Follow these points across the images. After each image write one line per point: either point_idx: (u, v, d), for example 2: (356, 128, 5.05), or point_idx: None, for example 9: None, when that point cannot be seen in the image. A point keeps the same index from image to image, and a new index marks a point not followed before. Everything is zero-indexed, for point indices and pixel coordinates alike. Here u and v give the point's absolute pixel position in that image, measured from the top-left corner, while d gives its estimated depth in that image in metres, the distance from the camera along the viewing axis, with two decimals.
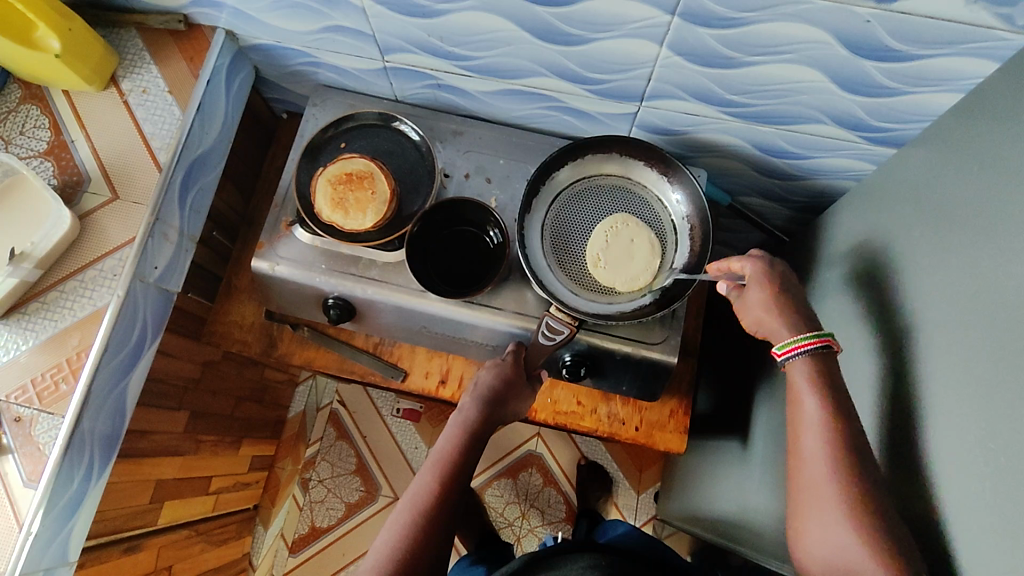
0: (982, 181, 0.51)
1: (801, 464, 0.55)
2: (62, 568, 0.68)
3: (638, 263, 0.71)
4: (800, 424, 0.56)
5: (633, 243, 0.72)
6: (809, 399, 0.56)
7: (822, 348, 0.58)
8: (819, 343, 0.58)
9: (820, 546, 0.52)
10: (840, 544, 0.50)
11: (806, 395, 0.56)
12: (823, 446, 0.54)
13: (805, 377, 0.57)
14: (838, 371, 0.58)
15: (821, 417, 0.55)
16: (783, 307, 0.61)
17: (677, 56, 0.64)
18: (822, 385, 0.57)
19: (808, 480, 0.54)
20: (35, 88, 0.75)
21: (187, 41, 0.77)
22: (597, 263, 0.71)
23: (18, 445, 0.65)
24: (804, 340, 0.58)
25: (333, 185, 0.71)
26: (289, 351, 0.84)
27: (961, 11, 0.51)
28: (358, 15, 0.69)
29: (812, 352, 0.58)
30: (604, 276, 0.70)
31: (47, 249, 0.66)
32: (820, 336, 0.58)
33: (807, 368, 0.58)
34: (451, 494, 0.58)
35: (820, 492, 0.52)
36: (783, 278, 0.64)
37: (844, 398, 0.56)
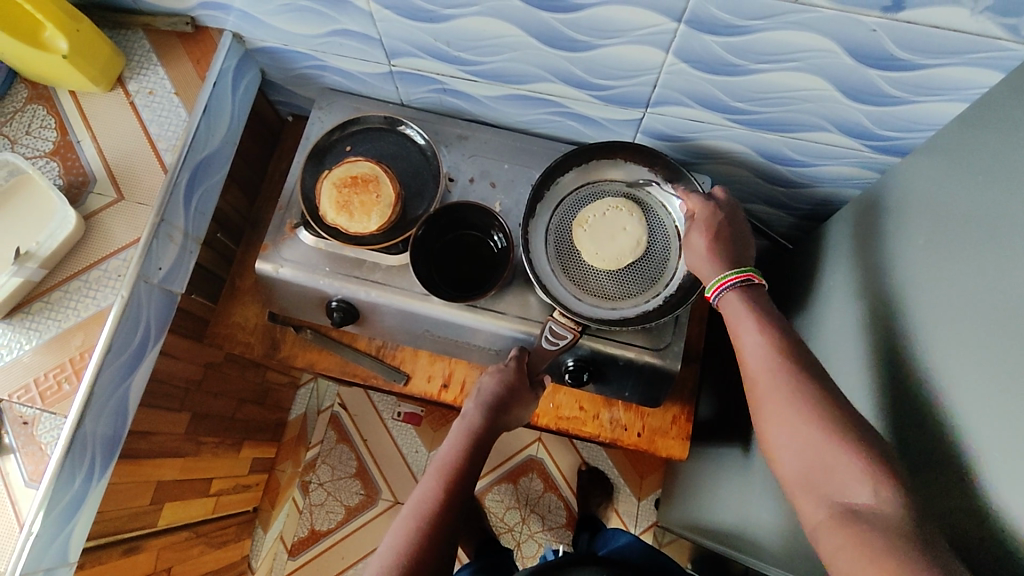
0: (987, 189, 0.51)
1: (754, 383, 0.55)
2: (62, 569, 0.68)
3: (616, 247, 0.71)
4: (741, 345, 0.57)
5: (624, 231, 0.72)
6: (742, 320, 0.57)
7: (746, 283, 0.60)
8: (740, 278, 0.60)
9: (789, 454, 0.51)
10: (804, 442, 0.49)
11: (741, 319, 0.58)
12: (767, 358, 0.54)
13: (741, 307, 0.58)
14: (770, 302, 0.59)
15: (758, 332, 0.56)
16: (717, 250, 0.63)
17: (683, 63, 0.64)
18: (757, 306, 0.58)
19: (762, 392, 0.54)
20: (42, 88, 0.75)
21: (194, 43, 0.77)
22: (583, 223, 0.72)
23: (21, 445, 0.65)
24: (728, 277, 0.61)
25: (337, 188, 0.71)
26: (291, 353, 0.84)
27: (967, 21, 0.51)
28: (366, 19, 0.69)
29: (736, 286, 0.60)
30: (581, 237, 0.72)
31: (52, 248, 0.66)
32: (743, 272, 0.61)
33: (740, 298, 0.59)
34: (455, 500, 0.58)
35: (776, 400, 0.52)
36: (724, 223, 0.65)
37: (778, 315, 0.58)
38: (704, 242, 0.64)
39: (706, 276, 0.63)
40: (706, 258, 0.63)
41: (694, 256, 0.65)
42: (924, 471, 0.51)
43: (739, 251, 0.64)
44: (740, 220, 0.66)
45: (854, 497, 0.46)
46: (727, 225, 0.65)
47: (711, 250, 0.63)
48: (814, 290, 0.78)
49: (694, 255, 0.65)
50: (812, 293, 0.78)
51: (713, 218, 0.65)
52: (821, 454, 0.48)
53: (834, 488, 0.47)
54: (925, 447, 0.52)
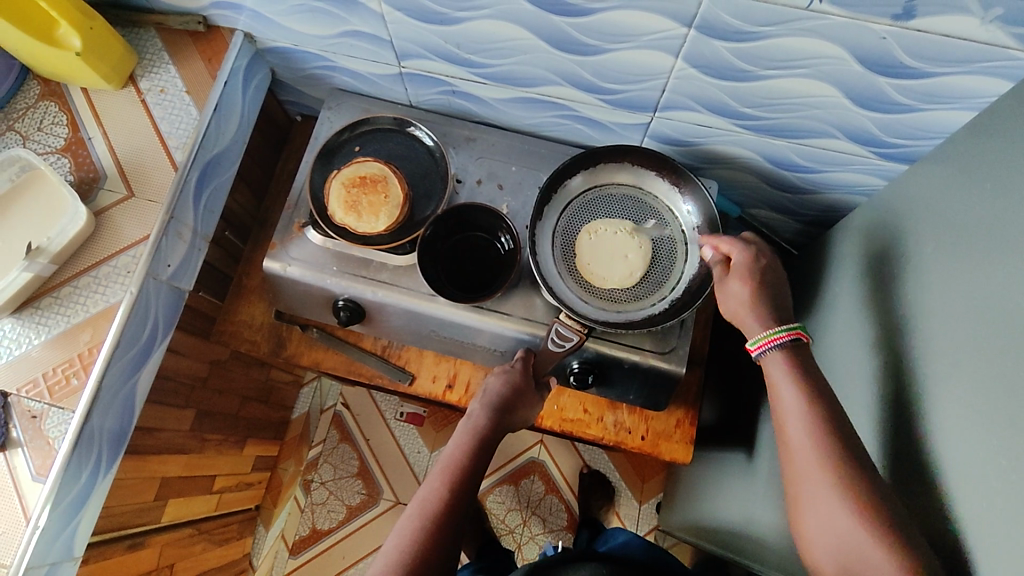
0: (994, 197, 0.51)
1: (791, 453, 0.55)
2: (67, 564, 0.68)
3: (614, 263, 0.71)
4: (782, 413, 0.56)
5: (624, 260, 0.71)
6: (787, 388, 0.56)
7: (796, 341, 0.59)
8: (792, 335, 0.59)
9: (822, 531, 0.51)
10: (840, 527, 0.50)
11: (784, 387, 0.56)
12: (807, 425, 0.54)
13: (782, 367, 0.58)
14: (814, 363, 0.58)
15: (803, 405, 0.55)
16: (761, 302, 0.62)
17: (692, 68, 0.64)
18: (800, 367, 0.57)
19: (799, 465, 0.53)
20: (54, 85, 0.76)
21: (206, 42, 0.77)
22: (592, 232, 0.73)
23: (29, 438, 0.65)
24: (779, 333, 0.59)
25: (346, 187, 0.72)
26: (296, 352, 0.84)
27: (977, 30, 0.51)
28: (377, 21, 0.70)
29: (787, 344, 0.58)
30: (583, 245, 0.72)
31: (63, 244, 0.67)
32: (793, 329, 0.59)
33: (783, 358, 0.58)
34: (461, 501, 0.59)
35: (815, 477, 0.52)
36: (766, 275, 0.64)
37: (824, 385, 0.56)
38: (747, 289, 0.62)
39: (747, 326, 0.62)
40: (749, 306, 0.62)
41: (732, 303, 0.63)
42: (927, 475, 0.52)
43: (780, 299, 0.63)
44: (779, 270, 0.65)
45: None
46: (768, 273, 0.64)
47: (755, 299, 0.62)
48: (819, 296, 0.78)
49: (733, 302, 0.63)
50: (817, 299, 0.78)
51: (755, 264, 0.64)
52: (858, 543, 0.49)
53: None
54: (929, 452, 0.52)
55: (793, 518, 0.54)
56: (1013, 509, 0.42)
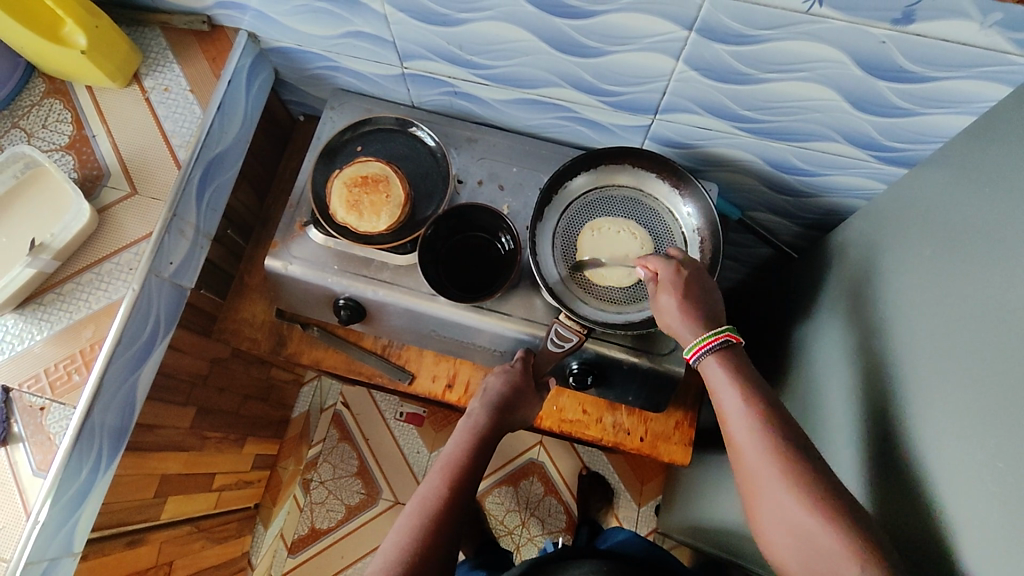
0: (993, 201, 0.51)
1: (738, 452, 0.55)
2: (67, 559, 0.68)
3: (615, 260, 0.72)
4: (724, 413, 0.57)
5: (625, 257, 0.73)
6: (725, 389, 0.57)
7: (725, 344, 0.60)
8: (721, 339, 0.60)
9: (778, 529, 0.51)
10: (795, 521, 0.50)
11: (723, 386, 0.57)
12: (748, 421, 0.55)
13: (719, 368, 0.59)
14: (748, 361, 0.60)
15: (742, 404, 0.56)
16: (691, 310, 0.62)
17: (692, 71, 0.65)
18: (737, 366, 0.58)
19: (748, 465, 0.54)
20: (59, 83, 0.76)
21: (210, 41, 0.78)
22: (599, 227, 0.74)
23: (30, 434, 0.65)
24: (708, 339, 0.60)
25: (348, 187, 0.72)
26: (297, 350, 0.84)
27: (976, 35, 0.52)
28: (380, 21, 0.70)
29: (717, 349, 0.59)
30: (584, 243, 0.73)
31: (66, 240, 0.67)
32: (722, 332, 0.60)
33: (717, 360, 0.59)
34: (460, 499, 0.59)
35: (764, 475, 0.52)
36: (692, 281, 0.63)
37: (759, 381, 0.58)
38: (676, 302, 0.62)
39: (684, 338, 0.62)
40: (682, 318, 0.62)
41: (667, 317, 0.63)
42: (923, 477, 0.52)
43: (712, 308, 0.63)
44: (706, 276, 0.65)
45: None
46: (694, 281, 0.64)
47: (686, 310, 0.62)
48: (818, 299, 0.78)
49: (666, 315, 0.63)
50: (816, 302, 0.79)
51: (678, 276, 0.63)
52: (813, 535, 0.49)
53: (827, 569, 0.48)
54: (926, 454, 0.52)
55: (752, 519, 0.54)
56: (1008, 511, 0.42)
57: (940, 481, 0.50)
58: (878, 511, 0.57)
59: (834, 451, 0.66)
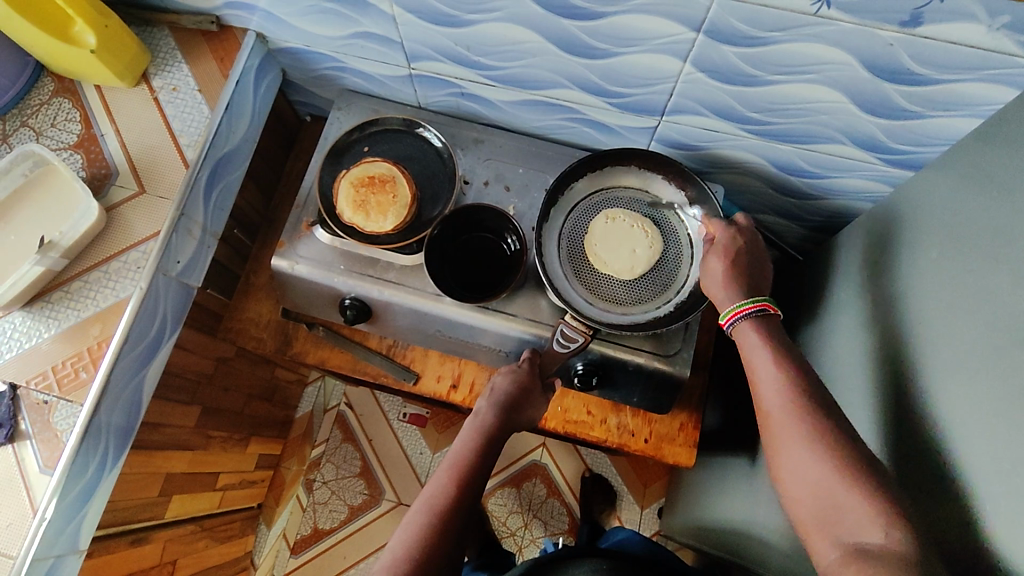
0: (1001, 204, 0.51)
1: (767, 413, 0.55)
2: (73, 556, 0.68)
3: (624, 252, 0.72)
4: (757, 378, 0.57)
5: (632, 255, 0.72)
6: (760, 353, 0.58)
7: (763, 312, 0.61)
8: (758, 308, 0.61)
9: (798, 484, 0.51)
10: (816, 477, 0.50)
11: (758, 351, 0.58)
12: (779, 383, 0.55)
13: (755, 334, 0.59)
14: (782, 332, 0.60)
15: (774, 368, 0.56)
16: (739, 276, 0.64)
17: (699, 72, 0.65)
18: (773, 335, 0.59)
19: (774, 425, 0.54)
20: (67, 82, 0.77)
21: (218, 42, 0.78)
22: (617, 216, 0.74)
23: (36, 431, 0.66)
24: (746, 305, 0.61)
25: (355, 187, 0.72)
26: (303, 349, 0.85)
27: (984, 37, 0.52)
28: (388, 22, 0.70)
29: (752, 316, 0.60)
30: (590, 240, 0.73)
31: (75, 238, 0.68)
32: (760, 302, 0.61)
33: (754, 326, 0.60)
34: (467, 498, 0.59)
35: (789, 434, 0.53)
36: (745, 251, 0.66)
37: (792, 350, 0.58)
38: (722, 265, 0.65)
39: (720, 301, 0.64)
40: (724, 282, 0.64)
41: (711, 281, 0.65)
42: (933, 479, 0.51)
43: (756, 279, 0.64)
44: (761, 250, 0.67)
45: (862, 533, 0.46)
46: (746, 252, 0.66)
47: (730, 276, 0.64)
48: (824, 301, 0.78)
49: (712, 281, 0.65)
50: (822, 305, 0.79)
51: (733, 244, 0.66)
52: (834, 493, 0.48)
53: (844, 527, 0.47)
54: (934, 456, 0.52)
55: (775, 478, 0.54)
56: (1014, 513, 0.42)
57: (947, 485, 0.49)
58: None
59: None
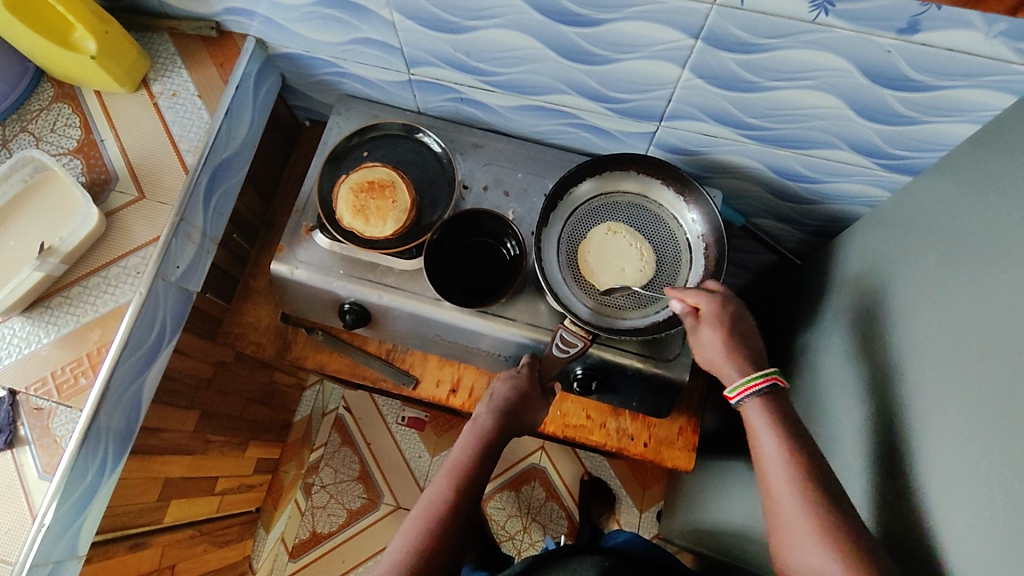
0: (998, 210, 0.51)
1: (773, 500, 0.56)
2: (71, 562, 0.68)
3: (617, 262, 0.73)
4: (763, 460, 0.58)
5: (621, 273, 0.72)
6: (766, 437, 0.58)
7: (771, 386, 0.60)
8: (767, 382, 0.60)
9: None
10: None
11: (764, 432, 0.58)
12: (786, 474, 0.56)
13: (761, 416, 0.59)
14: (789, 405, 0.60)
15: (781, 455, 0.57)
16: (737, 351, 0.63)
17: (698, 79, 0.65)
18: (780, 415, 0.59)
19: (782, 517, 0.55)
20: (67, 87, 0.77)
21: (218, 47, 0.78)
22: (622, 230, 0.74)
23: (36, 437, 0.65)
24: (753, 382, 0.60)
25: (354, 192, 0.73)
26: (302, 354, 0.85)
27: (981, 45, 0.52)
28: (387, 28, 0.71)
29: (761, 392, 0.60)
30: (587, 249, 0.73)
31: (74, 245, 0.68)
32: (767, 375, 0.61)
33: (760, 406, 0.60)
34: (466, 505, 0.59)
35: (800, 535, 0.53)
36: (735, 319, 0.64)
37: (799, 429, 0.59)
38: (720, 336, 0.63)
39: (726, 368, 0.63)
40: (725, 354, 0.63)
41: (709, 352, 0.64)
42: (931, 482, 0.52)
43: (753, 349, 0.64)
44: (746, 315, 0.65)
45: None
46: (737, 319, 0.64)
47: (729, 346, 0.63)
48: (821, 305, 0.78)
49: (709, 351, 0.64)
50: (819, 309, 0.79)
51: (724, 311, 0.64)
52: None
53: None
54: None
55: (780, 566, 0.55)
56: (1010, 517, 0.43)
57: (942, 489, 0.50)
58: (882, 515, 0.57)
59: (837, 458, 0.67)
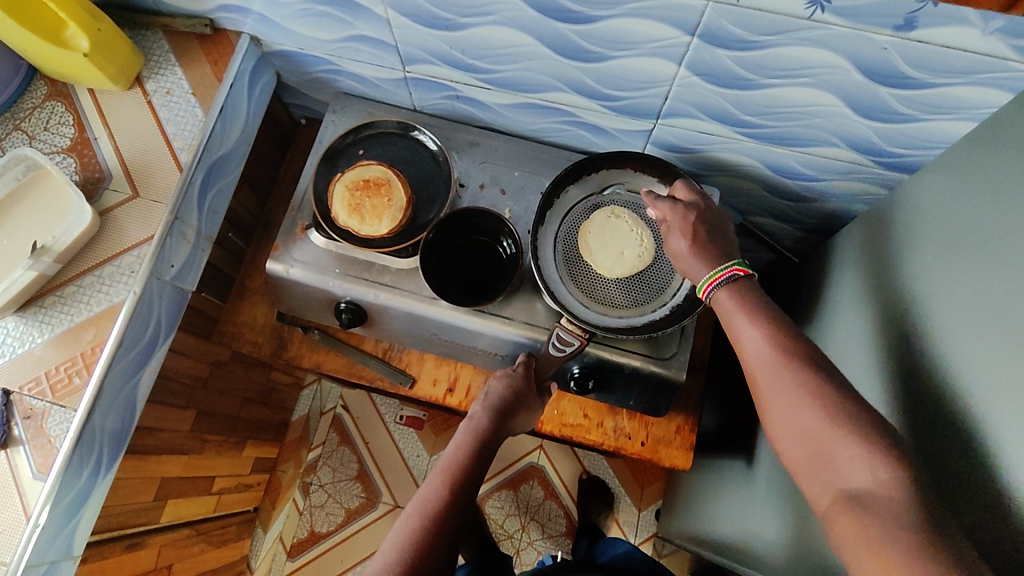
0: (999, 210, 0.51)
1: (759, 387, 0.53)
2: (67, 562, 0.68)
3: (616, 245, 0.72)
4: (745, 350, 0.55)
5: (620, 256, 0.72)
6: (742, 323, 0.56)
7: (734, 277, 0.59)
8: (729, 274, 0.59)
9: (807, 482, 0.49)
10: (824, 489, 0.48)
11: (740, 321, 0.56)
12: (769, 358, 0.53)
13: (733, 305, 0.57)
14: (761, 291, 0.58)
15: (759, 339, 0.54)
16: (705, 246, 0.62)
17: (695, 76, 0.65)
18: (752, 301, 0.57)
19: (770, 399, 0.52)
20: (61, 85, 0.76)
21: (212, 44, 0.78)
22: (625, 213, 0.74)
23: (30, 437, 0.65)
24: (716, 276, 0.60)
25: (350, 190, 0.72)
26: (298, 353, 0.85)
27: (978, 42, 0.52)
28: (382, 26, 0.70)
29: (726, 284, 0.59)
30: (589, 231, 0.73)
31: (68, 243, 0.67)
32: (730, 267, 0.60)
33: (729, 295, 0.58)
34: (460, 503, 0.59)
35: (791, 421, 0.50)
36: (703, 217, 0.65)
37: (774, 311, 0.56)
38: (687, 234, 0.63)
39: (696, 273, 0.62)
40: (691, 253, 0.62)
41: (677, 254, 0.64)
42: (940, 480, 0.51)
43: (726, 248, 0.63)
44: (719, 213, 0.65)
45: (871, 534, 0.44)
46: (706, 218, 0.65)
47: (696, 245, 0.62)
48: (821, 304, 0.78)
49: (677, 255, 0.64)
50: (818, 307, 0.79)
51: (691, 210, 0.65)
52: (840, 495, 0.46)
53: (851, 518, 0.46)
54: (941, 458, 0.52)
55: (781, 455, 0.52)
56: None
57: None
58: None
59: None
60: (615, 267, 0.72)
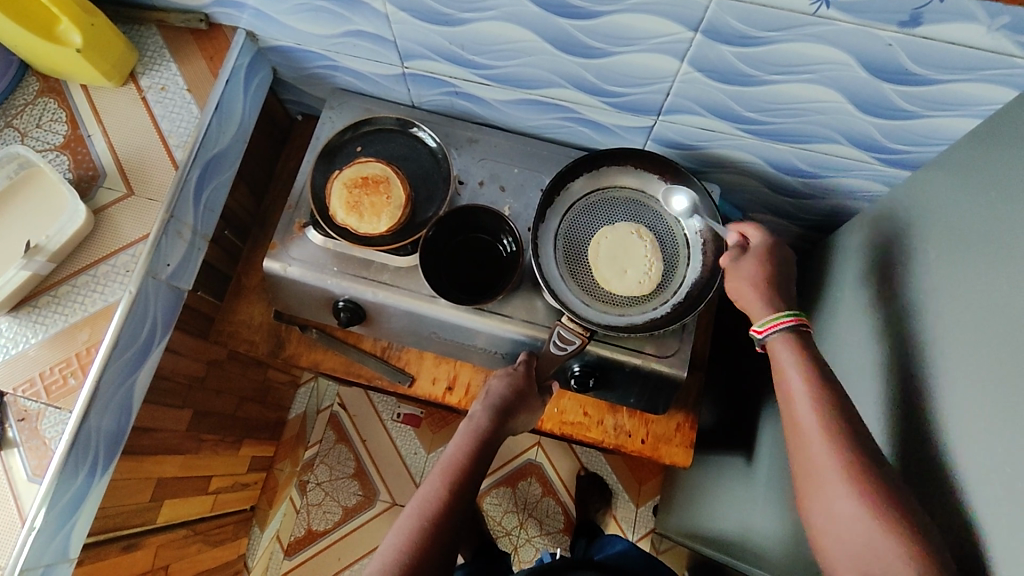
0: (1002, 206, 0.51)
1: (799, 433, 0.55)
2: (62, 565, 0.67)
3: (623, 263, 0.72)
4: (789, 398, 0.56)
5: (622, 274, 0.71)
6: (793, 373, 0.57)
7: (796, 327, 0.60)
8: (792, 322, 0.60)
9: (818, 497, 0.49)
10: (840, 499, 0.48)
11: (790, 368, 0.57)
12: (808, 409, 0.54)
13: (787, 356, 0.58)
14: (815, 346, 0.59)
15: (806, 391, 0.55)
16: (768, 289, 0.64)
17: (698, 72, 0.64)
18: (805, 354, 0.58)
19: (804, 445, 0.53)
20: (53, 81, 0.75)
21: (207, 40, 0.77)
22: (648, 237, 0.73)
23: (25, 438, 0.64)
24: (781, 319, 0.61)
25: (348, 188, 0.72)
26: (295, 352, 0.84)
27: (983, 38, 0.52)
28: (380, 20, 0.69)
29: (787, 330, 0.60)
30: (599, 244, 0.72)
31: (61, 242, 0.66)
32: (794, 316, 0.61)
33: (786, 346, 0.59)
34: (461, 503, 0.58)
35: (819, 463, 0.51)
36: (772, 265, 0.66)
37: (825, 367, 0.57)
38: (754, 276, 0.65)
39: (754, 314, 0.64)
40: (756, 295, 0.64)
41: (741, 289, 0.66)
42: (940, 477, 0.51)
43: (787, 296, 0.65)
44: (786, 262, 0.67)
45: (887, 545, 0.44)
46: (774, 265, 0.66)
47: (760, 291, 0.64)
48: (822, 301, 0.78)
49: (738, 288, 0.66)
50: (818, 304, 0.79)
51: (759, 256, 0.67)
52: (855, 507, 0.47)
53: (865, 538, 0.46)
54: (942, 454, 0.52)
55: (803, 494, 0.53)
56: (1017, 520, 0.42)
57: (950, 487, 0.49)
58: None
59: None
60: (615, 284, 0.71)
